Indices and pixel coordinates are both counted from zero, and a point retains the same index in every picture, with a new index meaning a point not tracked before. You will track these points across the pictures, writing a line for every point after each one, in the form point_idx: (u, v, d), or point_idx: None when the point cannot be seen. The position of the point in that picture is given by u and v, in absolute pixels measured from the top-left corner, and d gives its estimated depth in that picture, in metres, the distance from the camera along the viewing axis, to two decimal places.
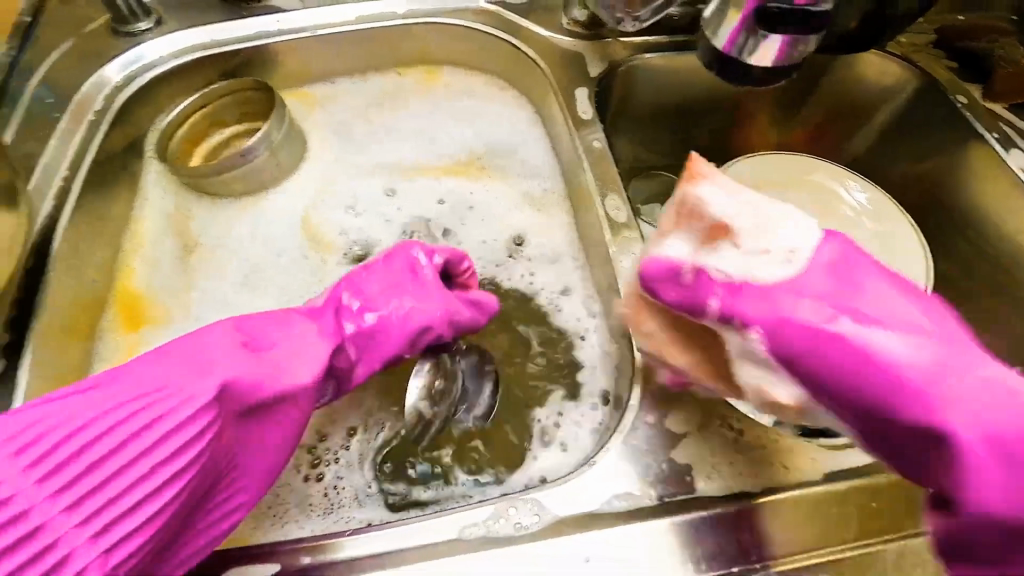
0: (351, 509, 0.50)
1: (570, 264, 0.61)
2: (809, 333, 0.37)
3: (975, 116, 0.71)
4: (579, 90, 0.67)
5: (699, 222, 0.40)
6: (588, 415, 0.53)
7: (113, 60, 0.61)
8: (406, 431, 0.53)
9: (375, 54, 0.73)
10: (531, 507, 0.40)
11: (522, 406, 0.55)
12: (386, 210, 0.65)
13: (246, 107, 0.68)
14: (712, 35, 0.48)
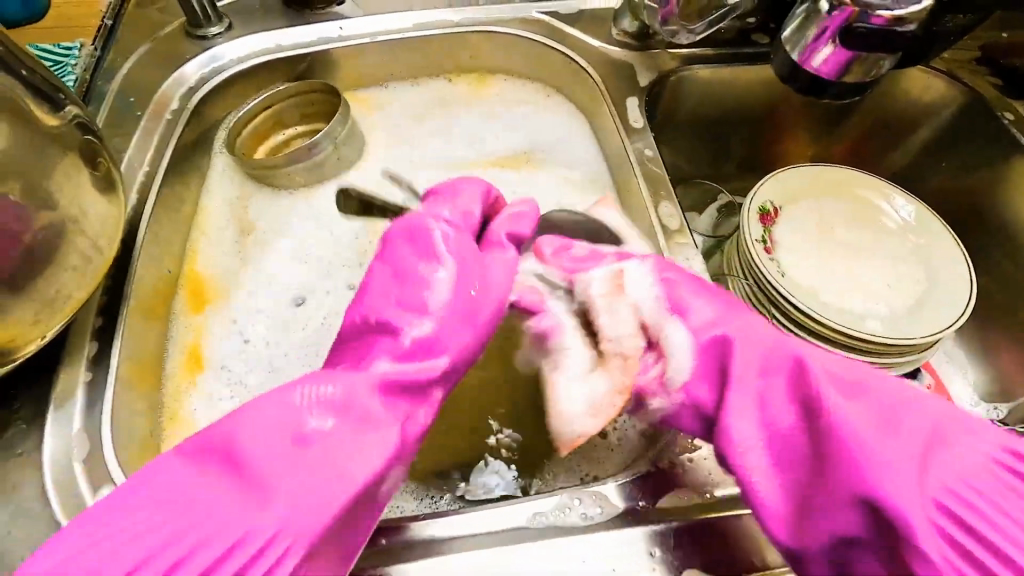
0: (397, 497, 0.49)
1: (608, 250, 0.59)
2: (772, 419, 0.37)
3: (1022, 132, 0.71)
4: (629, 99, 0.69)
5: (614, 336, 0.44)
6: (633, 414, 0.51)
7: (193, 58, 0.65)
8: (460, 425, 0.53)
9: (429, 60, 0.75)
10: (596, 499, 0.42)
11: None
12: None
13: (307, 108, 0.70)
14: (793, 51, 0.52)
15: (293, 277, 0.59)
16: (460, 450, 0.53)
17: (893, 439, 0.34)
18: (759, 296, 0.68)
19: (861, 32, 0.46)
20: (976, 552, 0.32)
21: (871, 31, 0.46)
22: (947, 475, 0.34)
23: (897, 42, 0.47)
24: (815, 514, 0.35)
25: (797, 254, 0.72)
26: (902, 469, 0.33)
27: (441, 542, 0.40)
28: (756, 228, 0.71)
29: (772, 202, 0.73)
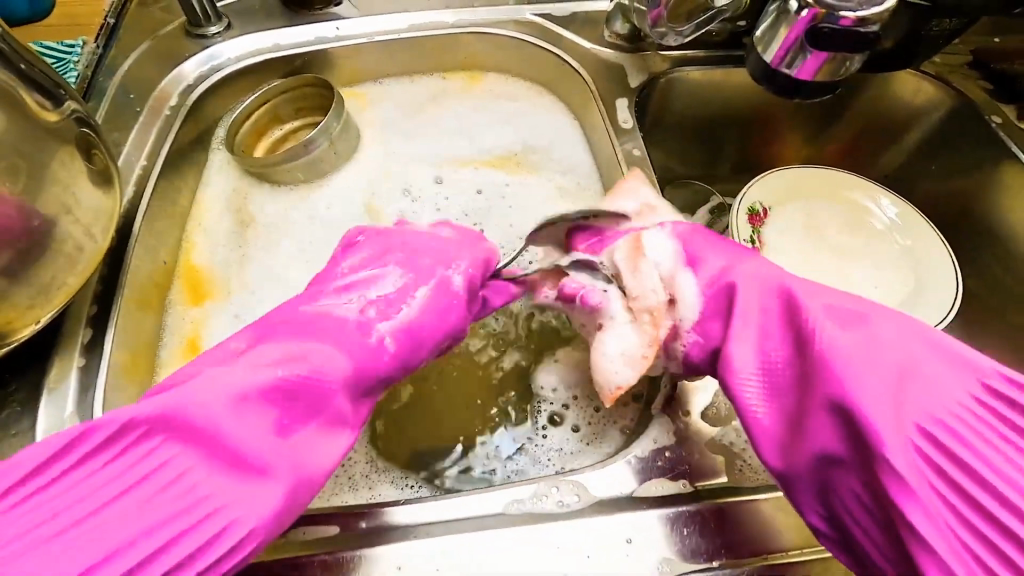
0: (376, 483, 0.50)
1: None
2: (769, 354, 0.41)
3: (1010, 136, 0.72)
4: (620, 100, 0.70)
5: (642, 287, 0.46)
6: (618, 414, 0.53)
7: (193, 57, 0.66)
8: (446, 415, 0.55)
9: (424, 61, 0.76)
10: (573, 487, 0.43)
11: (557, 397, 0.55)
12: (435, 198, 0.68)
13: (302, 103, 0.71)
14: (764, 51, 0.53)
15: (288, 271, 0.61)
16: (441, 439, 0.53)
17: (878, 366, 0.36)
18: None
19: (826, 33, 0.47)
20: (953, 476, 0.34)
21: (837, 33, 0.47)
22: (931, 407, 0.35)
23: (862, 42, 0.48)
24: (801, 438, 0.37)
25: (783, 252, 0.73)
26: (881, 389, 0.35)
27: (418, 527, 0.41)
28: (743, 229, 0.72)
29: (762, 203, 0.74)
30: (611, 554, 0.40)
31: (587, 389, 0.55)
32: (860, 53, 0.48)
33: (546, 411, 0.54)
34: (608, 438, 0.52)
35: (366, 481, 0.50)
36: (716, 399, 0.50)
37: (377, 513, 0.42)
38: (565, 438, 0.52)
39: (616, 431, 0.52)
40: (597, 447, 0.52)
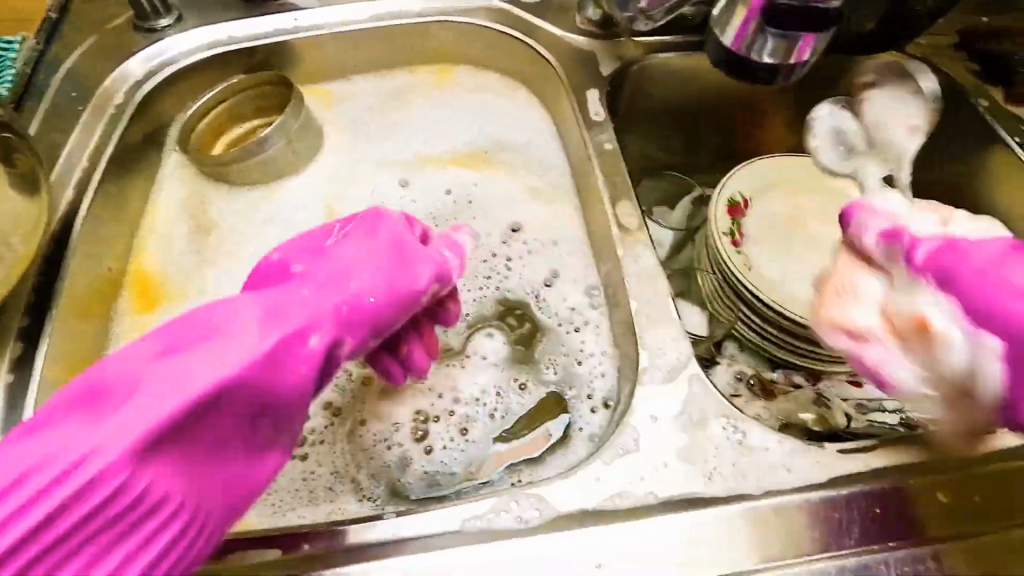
0: (337, 495, 0.49)
1: (580, 271, 0.61)
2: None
3: (995, 118, 0.69)
4: (591, 90, 0.66)
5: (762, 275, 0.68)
6: (583, 424, 0.52)
7: (138, 51, 0.63)
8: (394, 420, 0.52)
9: (389, 52, 0.73)
10: (533, 501, 0.40)
11: (505, 410, 0.54)
12: (399, 206, 0.65)
13: (262, 102, 0.69)
14: (721, 32, 0.50)
15: (241, 275, 0.58)
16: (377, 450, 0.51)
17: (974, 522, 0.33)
18: (726, 293, 0.67)
19: (782, 9, 0.45)
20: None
21: (795, 9, 0.45)
22: None
23: (822, 19, 0.45)
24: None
25: (765, 244, 0.70)
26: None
27: (365, 549, 0.39)
28: (722, 220, 0.70)
29: (741, 193, 0.72)
30: (577, 573, 0.38)
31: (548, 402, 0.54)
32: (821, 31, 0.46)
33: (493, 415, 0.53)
34: (572, 449, 0.51)
35: (327, 496, 0.49)
36: (686, 405, 0.45)
37: (332, 534, 0.39)
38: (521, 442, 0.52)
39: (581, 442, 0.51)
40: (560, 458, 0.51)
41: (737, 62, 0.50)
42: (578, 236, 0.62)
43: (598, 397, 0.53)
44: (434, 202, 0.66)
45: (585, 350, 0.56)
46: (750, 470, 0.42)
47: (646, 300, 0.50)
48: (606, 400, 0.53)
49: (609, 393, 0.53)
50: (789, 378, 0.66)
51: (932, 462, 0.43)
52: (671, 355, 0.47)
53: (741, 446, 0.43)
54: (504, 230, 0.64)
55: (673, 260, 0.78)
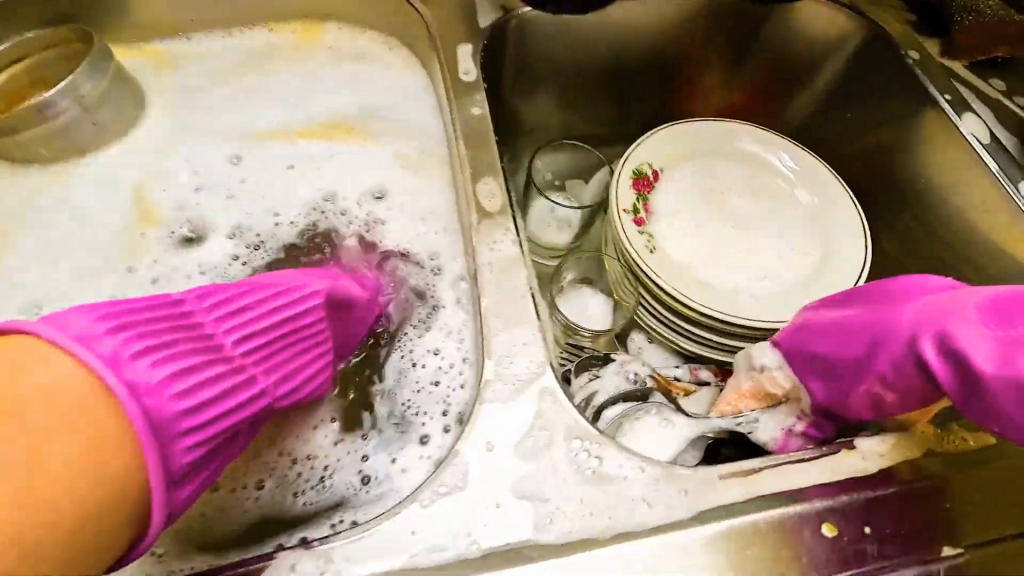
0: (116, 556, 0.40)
1: (449, 259, 0.51)
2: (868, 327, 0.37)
3: (926, 75, 0.62)
4: (462, 45, 0.56)
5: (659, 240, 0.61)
6: (431, 449, 0.44)
7: None
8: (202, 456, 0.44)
9: (235, 2, 0.62)
10: (319, 562, 0.32)
11: (348, 447, 0.46)
12: (228, 181, 0.55)
13: (70, 60, 0.58)
14: None
15: (31, 275, 0.49)
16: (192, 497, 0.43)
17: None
18: (628, 278, 0.59)
19: None
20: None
21: None
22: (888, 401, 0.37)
23: None
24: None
25: (673, 220, 0.63)
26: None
27: None
28: (626, 196, 0.61)
29: (650, 162, 0.63)
30: None
31: (398, 428, 0.46)
32: None
33: (334, 455, 0.45)
34: (413, 477, 0.43)
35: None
36: (531, 426, 0.37)
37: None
38: (353, 473, 0.44)
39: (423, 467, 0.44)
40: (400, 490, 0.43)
41: None
42: (441, 214, 0.54)
43: (453, 411, 0.45)
44: (276, 176, 0.56)
45: (438, 355, 0.47)
46: (600, 506, 0.34)
47: (496, 297, 0.42)
48: (462, 415, 0.45)
49: (465, 407, 0.45)
50: (694, 374, 0.57)
51: (817, 486, 0.36)
52: (520, 366, 0.39)
53: (592, 476, 0.35)
54: (365, 193, 0.56)
55: (581, 240, 0.68)
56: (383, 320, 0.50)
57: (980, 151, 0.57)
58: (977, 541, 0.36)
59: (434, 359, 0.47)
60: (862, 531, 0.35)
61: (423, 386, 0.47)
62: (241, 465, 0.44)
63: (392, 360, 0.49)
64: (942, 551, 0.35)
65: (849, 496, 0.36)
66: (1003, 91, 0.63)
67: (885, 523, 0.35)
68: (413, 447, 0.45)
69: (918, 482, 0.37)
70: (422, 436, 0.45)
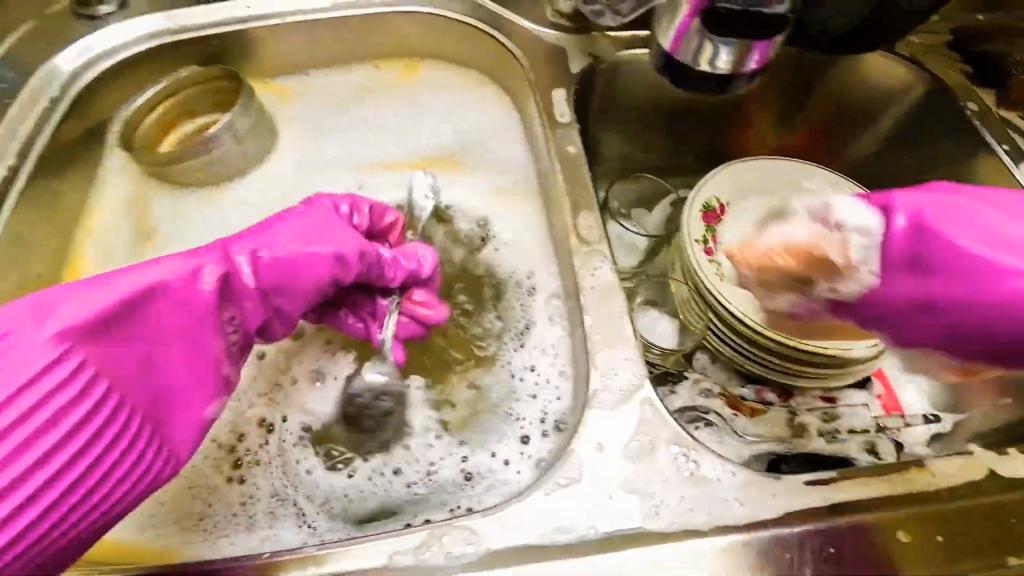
0: (276, 520, 0.48)
1: (546, 278, 0.58)
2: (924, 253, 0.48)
3: (985, 126, 0.66)
4: (557, 91, 0.63)
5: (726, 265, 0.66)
6: (535, 449, 0.50)
7: (70, 45, 0.59)
8: (333, 446, 0.51)
9: (350, 44, 0.70)
10: (465, 535, 0.38)
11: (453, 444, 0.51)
12: None
13: (217, 97, 0.66)
14: (663, 37, 0.49)
15: None
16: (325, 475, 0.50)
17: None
18: (697, 301, 0.64)
19: (722, 13, 0.45)
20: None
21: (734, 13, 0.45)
22: None
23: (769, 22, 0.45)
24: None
25: (740, 249, 0.68)
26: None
27: None
28: (696, 227, 0.67)
29: (719, 198, 0.69)
30: None
31: (499, 430, 0.52)
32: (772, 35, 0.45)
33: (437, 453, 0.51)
34: (519, 473, 0.49)
35: (265, 519, 0.48)
36: (637, 430, 0.42)
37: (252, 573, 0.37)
38: (456, 470, 0.50)
39: (528, 467, 0.49)
40: (506, 485, 0.49)
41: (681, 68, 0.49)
42: (534, 244, 0.60)
43: (550, 417, 0.51)
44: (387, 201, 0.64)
45: (537, 365, 0.53)
46: (699, 503, 0.39)
47: (600, 316, 0.48)
48: (560, 420, 0.51)
49: (564, 413, 0.51)
50: (759, 395, 0.63)
51: (894, 497, 0.41)
52: (623, 379, 0.44)
53: (692, 477, 0.40)
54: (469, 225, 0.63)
55: (645, 266, 0.73)
56: (482, 335, 0.57)
57: None
58: None
59: (532, 370, 0.53)
60: (936, 538, 0.40)
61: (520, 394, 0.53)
62: (359, 447, 0.51)
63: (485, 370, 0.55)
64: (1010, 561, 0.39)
65: (921, 508, 0.41)
66: None
67: (953, 536, 0.40)
68: (511, 444, 0.50)
69: (982, 497, 0.41)
70: (523, 438, 0.51)
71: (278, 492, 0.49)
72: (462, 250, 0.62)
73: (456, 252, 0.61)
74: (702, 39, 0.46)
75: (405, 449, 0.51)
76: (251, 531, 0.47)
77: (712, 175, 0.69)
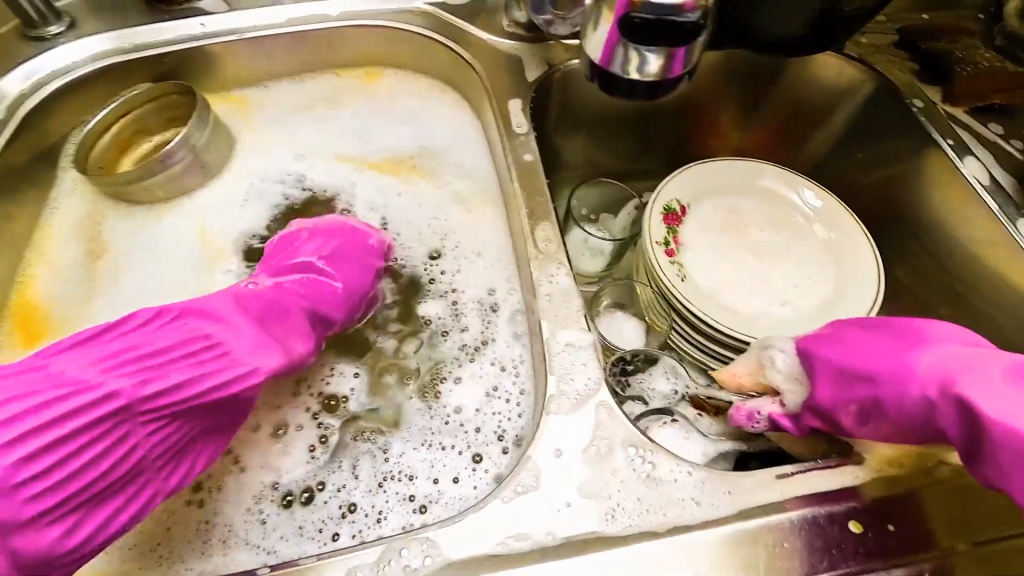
0: (230, 547, 0.46)
1: (507, 293, 0.57)
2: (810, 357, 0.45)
3: (931, 121, 0.68)
4: (514, 101, 0.63)
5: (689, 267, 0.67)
6: (492, 464, 0.49)
7: (11, 71, 0.58)
8: (281, 468, 0.49)
9: (311, 60, 0.70)
10: (424, 546, 0.37)
11: (412, 463, 0.49)
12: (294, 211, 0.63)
13: (172, 113, 0.65)
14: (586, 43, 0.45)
15: (137, 300, 0.55)
16: (280, 506, 0.47)
17: (859, 352, 0.43)
18: (662, 303, 0.64)
19: (637, 23, 0.40)
20: None
21: (648, 22, 0.40)
22: None
23: (679, 31, 0.40)
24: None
25: (702, 251, 0.69)
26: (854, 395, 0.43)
27: None
28: (658, 228, 0.67)
29: (679, 200, 0.70)
30: None
31: (453, 446, 0.50)
32: (689, 43, 0.41)
33: (384, 474, 0.48)
34: (477, 486, 0.48)
35: (222, 545, 0.46)
36: (594, 435, 0.42)
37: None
38: (405, 490, 0.48)
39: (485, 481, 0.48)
40: (463, 499, 0.47)
41: (606, 75, 0.44)
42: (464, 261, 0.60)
43: (511, 436, 0.50)
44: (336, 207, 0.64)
45: (496, 379, 0.53)
46: (655, 504, 0.40)
47: (554, 319, 0.48)
48: (518, 437, 0.50)
49: (523, 430, 0.50)
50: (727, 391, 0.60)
51: (841, 489, 0.41)
52: (579, 383, 0.45)
53: (647, 479, 0.41)
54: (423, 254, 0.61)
55: (612, 269, 0.74)
56: (438, 342, 0.56)
57: (980, 191, 0.63)
58: (981, 540, 0.41)
59: (493, 386, 0.52)
60: (888, 531, 0.40)
61: (479, 411, 0.51)
62: (328, 460, 0.49)
63: (450, 386, 0.53)
64: (958, 546, 0.40)
65: (871, 499, 0.41)
66: (1000, 134, 0.69)
67: (903, 525, 0.40)
68: (482, 465, 0.49)
69: (928, 482, 0.42)
70: (479, 457, 0.49)
71: (243, 519, 0.47)
72: (423, 275, 0.60)
73: (418, 274, 0.60)
74: (622, 46, 0.42)
75: (361, 460, 0.49)
76: (191, 562, 0.45)
77: (673, 177, 0.70)
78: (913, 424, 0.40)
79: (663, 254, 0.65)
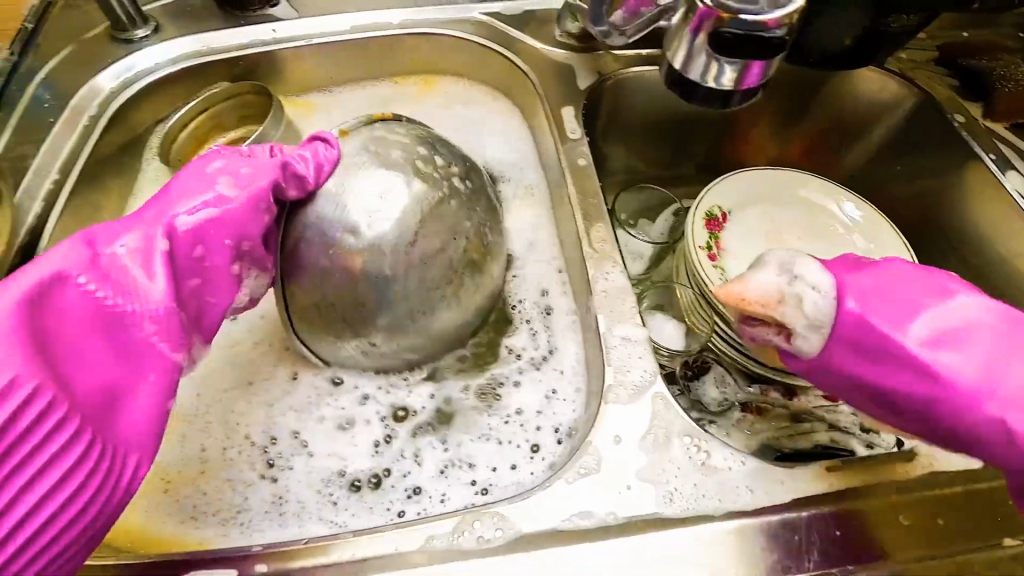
0: (305, 520, 0.48)
1: (558, 290, 0.60)
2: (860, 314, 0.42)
3: (972, 136, 0.70)
4: (567, 107, 0.66)
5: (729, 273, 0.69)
6: (548, 453, 0.51)
7: (107, 69, 0.63)
8: (351, 448, 0.52)
9: (371, 65, 0.73)
10: (496, 520, 0.40)
11: (475, 449, 0.52)
12: None
13: (245, 111, 0.68)
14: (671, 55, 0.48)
15: None
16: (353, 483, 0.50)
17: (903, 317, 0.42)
18: (704, 306, 0.65)
19: (726, 39, 0.43)
20: None
21: (738, 38, 0.43)
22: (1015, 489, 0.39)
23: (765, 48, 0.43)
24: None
25: (743, 257, 0.71)
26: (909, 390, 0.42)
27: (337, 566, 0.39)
28: (700, 234, 0.70)
29: (721, 206, 0.72)
30: None
31: (512, 435, 0.52)
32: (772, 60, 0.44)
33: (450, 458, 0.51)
34: (535, 473, 0.51)
35: (297, 518, 0.48)
36: (653, 423, 0.45)
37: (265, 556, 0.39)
38: (469, 473, 0.50)
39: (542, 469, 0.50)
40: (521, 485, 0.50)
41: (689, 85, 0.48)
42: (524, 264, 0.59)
43: (563, 427, 0.52)
44: None
45: (554, 375, 0.55)
46: (710, 490, 0.42)
47: (612, 314, 0.50)
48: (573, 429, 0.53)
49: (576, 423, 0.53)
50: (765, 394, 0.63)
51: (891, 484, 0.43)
52: (635, 374, 0.47)
53: (702, 466, 0.43)
54: None
55: (650, 273, 0.75)
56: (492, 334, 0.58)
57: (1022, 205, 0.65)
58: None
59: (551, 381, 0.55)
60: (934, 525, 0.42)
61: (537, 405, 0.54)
62: (395, 444, 0.52)
63: (510, 378, 0.55)
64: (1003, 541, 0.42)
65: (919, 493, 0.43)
66: None
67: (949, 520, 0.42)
68: (539, 454, 0.51)
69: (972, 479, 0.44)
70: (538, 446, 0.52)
71: (313, 498, 0.49)
72: None
73: None
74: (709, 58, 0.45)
75: (428, 444, 0.52)
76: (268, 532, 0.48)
77: (715, 185, 0.72)
78: (965, 428, 0.41)
79: (706, 258, 0.67)
